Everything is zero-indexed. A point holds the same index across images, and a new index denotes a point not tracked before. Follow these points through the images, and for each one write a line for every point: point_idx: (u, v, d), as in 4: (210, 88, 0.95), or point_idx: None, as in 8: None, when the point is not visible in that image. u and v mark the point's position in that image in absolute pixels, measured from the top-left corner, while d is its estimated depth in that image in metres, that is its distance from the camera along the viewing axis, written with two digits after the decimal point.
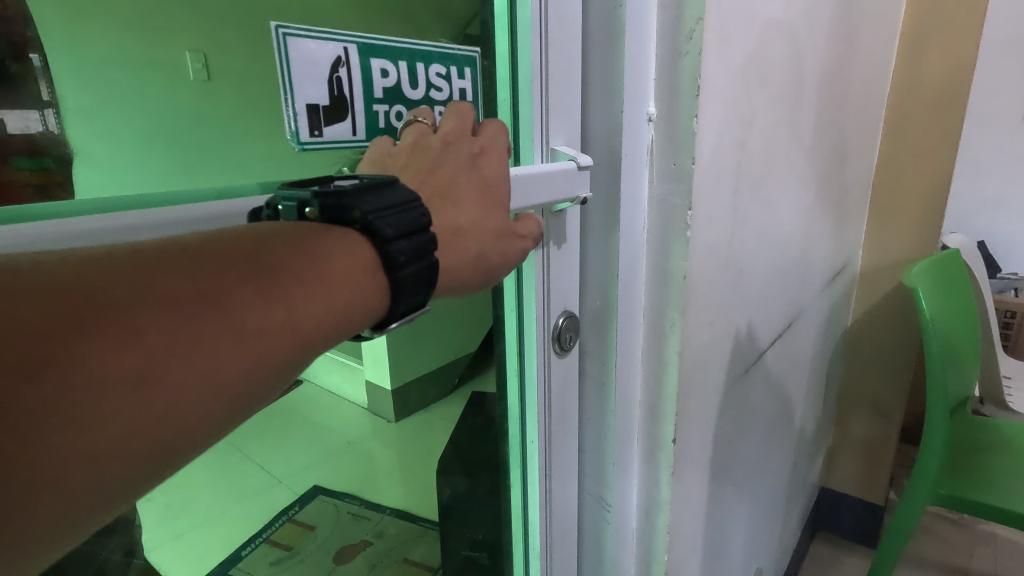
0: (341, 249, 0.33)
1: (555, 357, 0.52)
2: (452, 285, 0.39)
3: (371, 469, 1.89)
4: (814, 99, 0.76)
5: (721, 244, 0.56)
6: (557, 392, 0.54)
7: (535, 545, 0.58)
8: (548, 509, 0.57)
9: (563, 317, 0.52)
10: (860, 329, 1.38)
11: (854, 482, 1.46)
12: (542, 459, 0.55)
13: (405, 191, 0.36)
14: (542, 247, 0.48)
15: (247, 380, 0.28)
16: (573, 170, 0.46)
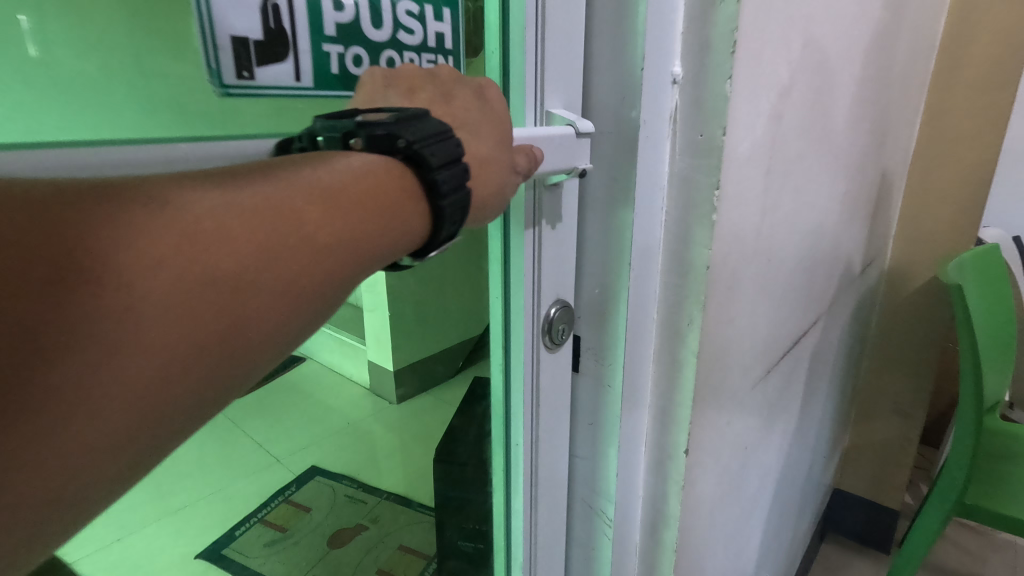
0: (384, 169, 0.29)
1: (547, 351, 0.46)
2: (476, 214, 0.34)
3: (370, 452, 1.86)
4: (855, 76, 0.68)
5: (749, 231, 0.49)
6: (548, 394, 0.48)
7: (517, 555, 0.53)
8: (532, 517, 0.51)
9: (556, 307, 0.46)
10: (884, 326, 1.30)
11: (869, 485, 1.39)
12: (528, 463, 0.49)
13: (437, 121, 0.32)
14: (532, 226, 0.42)
15: (313, 291, 0.26)
16: (570, 137, 0.40)
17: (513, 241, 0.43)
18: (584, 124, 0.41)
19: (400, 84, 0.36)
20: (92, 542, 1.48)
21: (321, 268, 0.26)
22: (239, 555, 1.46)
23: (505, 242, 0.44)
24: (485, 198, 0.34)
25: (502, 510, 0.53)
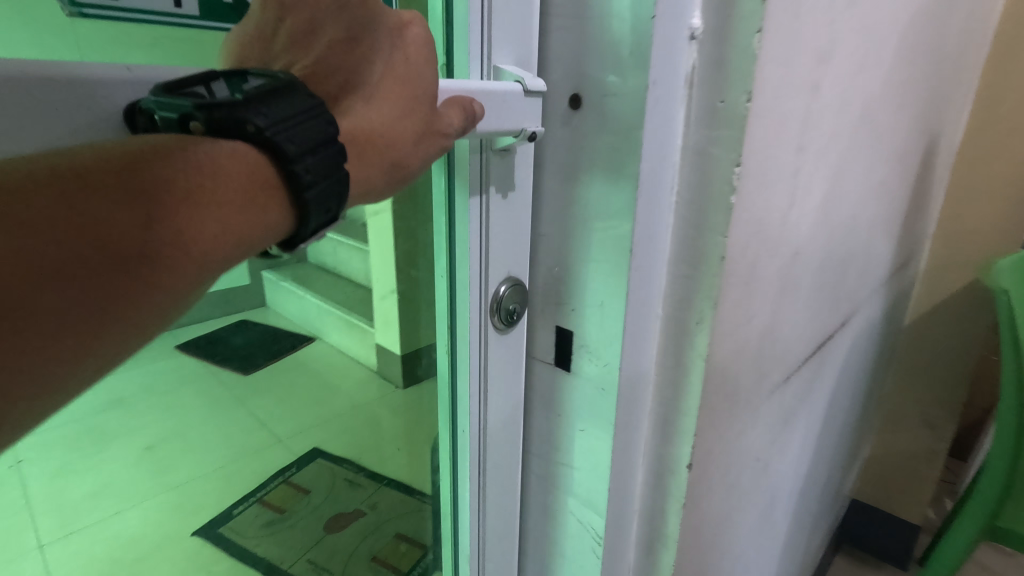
0: (226, 159, 0.26)
1: (496, 334, 0.43)
2: (368, 193, 0.32)
3: (373, 436, 1.84)
4: (901, 50, 0.60)
5: (773, 218, 0.43)
6: (495, 382, 0.44)
7: (466, 547, 0.50)
8: (479, 512, 0.48)
9: (505, 285, 0.42)
10: (915, 331, 1.22)
11: (891, 498, 1.31)
12: (474, 452, 0.46)
13: (308, 95, 0.28)
14: (479, 193, 0.39)
15: (141, 307, 0.24)
16: (517, 93, 0.36)
17: (458, 205, 0.40)
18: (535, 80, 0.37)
19: (295, 20, 0.32)
20: (94, 513, 1.51)
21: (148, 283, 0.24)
22: (235, 535, 1.45)
23: (452, 210, 0.41)
24: (373, 180, 0.31)
25: (449, 499, 0.51)
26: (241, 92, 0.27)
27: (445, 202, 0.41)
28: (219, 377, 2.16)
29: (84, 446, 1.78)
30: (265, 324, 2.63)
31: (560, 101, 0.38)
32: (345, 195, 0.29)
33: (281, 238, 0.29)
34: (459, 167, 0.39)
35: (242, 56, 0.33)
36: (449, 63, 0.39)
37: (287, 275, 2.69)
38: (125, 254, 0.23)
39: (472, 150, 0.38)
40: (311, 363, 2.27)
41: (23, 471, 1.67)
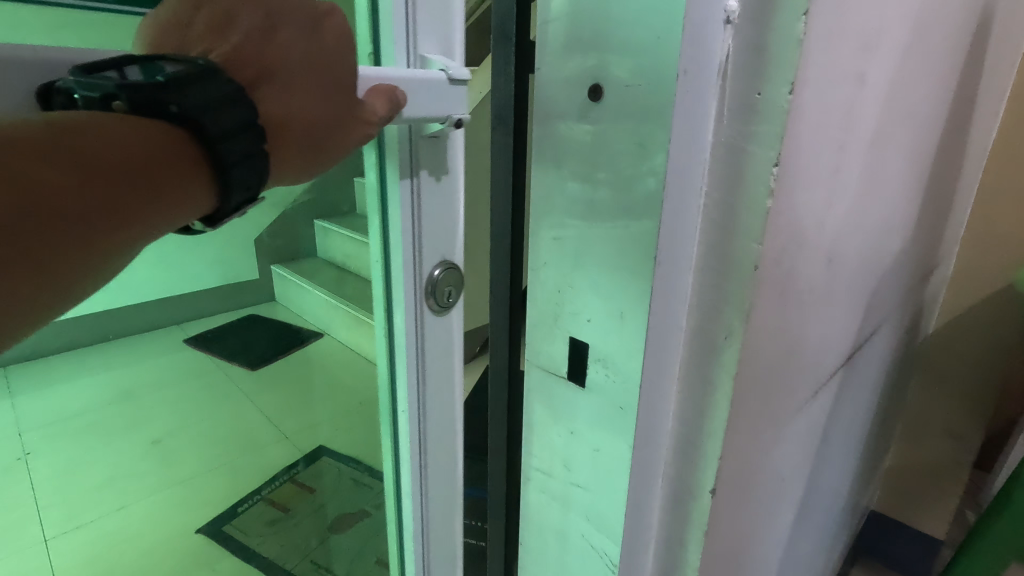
0: (157, 134, 0.26)
1: (432, 311, 0.52)
2: (284, 176, 0.34)
3: None
4: (938, 47, 0.57)
5: (809, 222, 0.39)
6: (430, 335, 0.53)
7: (408, 489, 0.57)
8: (421, 451, 0.56)
9: (437, 254, 0.52)
10: (939, 340, 1.17)
11: (911, 510, 1.28)
12: (413, 398, 0.54)
13: (227, 82, 0.29)
14: (410, 173, 0.48)
15: (80, 271, 0.24)
16: (443, 81, 0.44)
17: (391, 186, 0.48)
18: (459, 71, 0.45)
19: (214, 13, 0.32)
20: (98, 508, 1.51)
21: (89, 246, 0.24)
22: (238, 533, 1.44)
23: (385, 190, 0.49)
24: (293, 164, 0.33)
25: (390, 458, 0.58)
26: (164, 73, 0.27)
27: (376, 194, 0.50)
28: (227, 372, 2.16)
29: (92, 440, 1.78)
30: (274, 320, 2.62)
31: (582, 94, 0.36)
32: (268, 172, 0.31)
33: (204, 215, 0.29)
34: (390, 151, 0.47)
35: (161, 39, 0.32)
36: (377, 52, 0.45)
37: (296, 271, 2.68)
38: (66, 219, 0.23)
39: (406, 137, 0.46)
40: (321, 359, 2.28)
41: (31, 463, 1.67)
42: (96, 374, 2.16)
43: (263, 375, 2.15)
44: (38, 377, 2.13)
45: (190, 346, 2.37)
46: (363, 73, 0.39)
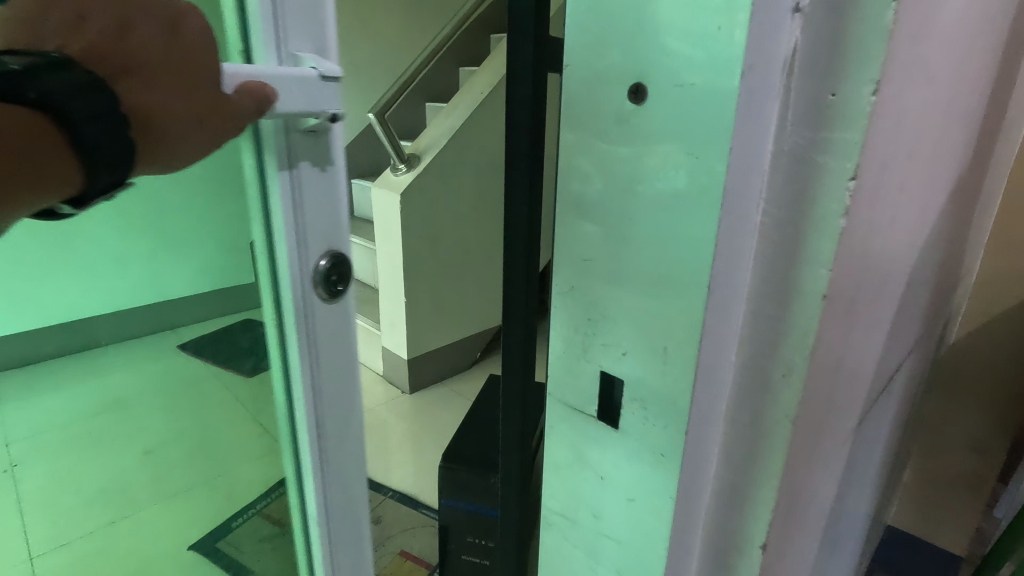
0: (12, 117, 0.29)
1: (321, 300, 0.56)
2: (153, 164, 0.37)
3: (378, 442, 1.80)
4: (987, 47, 0.52)
5: (876, 243, 0.36)
6: (321, 326, 0.57)
7: (308, 470, 0.61)
8: (319, 436, 0.60)
9: (323, 247, 0.55)
10: (962, 351, 1.13)
11: (930, 525, 1.24)
12: (308, 386, 0.58)
13: (84, 72, 0.32)
14: (288, 166, 0.51)
15: None
16: (314, 79, 0.48)
17: (271, 182, 0.51)
18: (328, 69, 0.49)
19: (61, 11, 0.34)
20: (88, 522, 1.46)
21: None
22: (232, 551, 1.38)
23: (265, 184, 0.52)
24: (162, 152, 0.36)
25: (288, 441, 0.62)
26: (15, 64, 0.30)
27: (256, 190, 0.53)
28: None
29: (84, 448, 1.74)
30: None
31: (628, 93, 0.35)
32: (133, 155, 0.34)
33: (70, 197, 0.33)
34: (267, 145, 0.50)
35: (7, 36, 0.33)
36: (247, 51, 0.47)
37: None
38: None
39: (283, 130, 0.50)
40: None
41: (18, 475, 1.61)
42: (89, 381, 2.11)
43: None
44: (29, 384, 2.08)
45: None
46: (234, 68, 0.41)
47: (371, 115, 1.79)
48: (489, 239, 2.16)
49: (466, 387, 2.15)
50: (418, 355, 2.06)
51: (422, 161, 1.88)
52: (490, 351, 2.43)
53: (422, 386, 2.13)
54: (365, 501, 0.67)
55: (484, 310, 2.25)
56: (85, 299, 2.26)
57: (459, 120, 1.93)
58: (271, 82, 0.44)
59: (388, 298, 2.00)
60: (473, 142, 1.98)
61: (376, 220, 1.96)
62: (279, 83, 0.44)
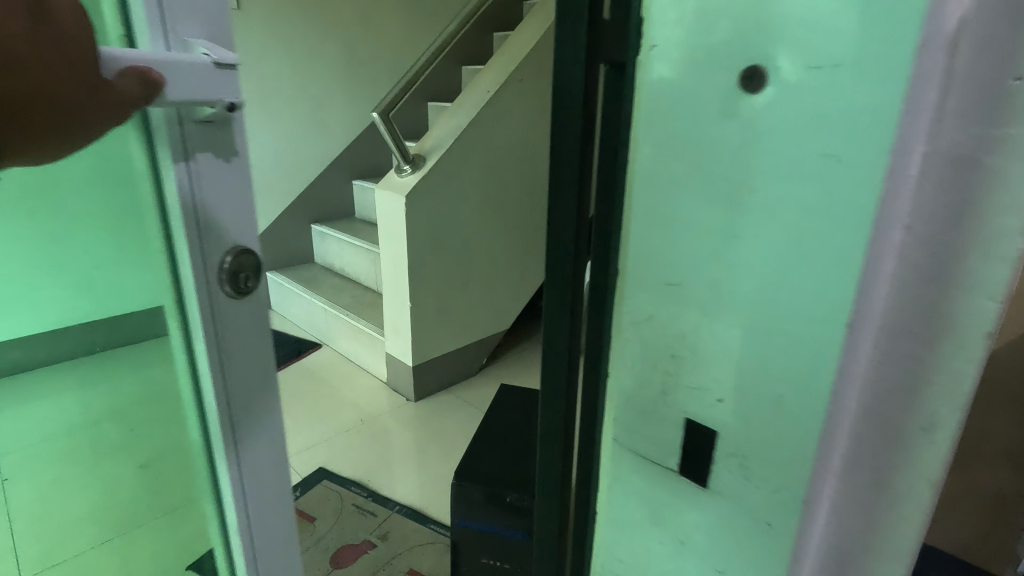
0: None
1: (227, 298, 0.60)
2: (19, 151, 0.39)
3: (382, 452, 1.75)
4: None
5: None
6: (228, 325, 0.61)
7: (220, 457, 0.66)
8: (229, 427, 0.64)
9: (229, 251, 0.59)
10: (1000, 363, 1.08)
11: (968, 544, 1.18)
12: (216, 381, 0.62)
13: None
14: (184, 163, 0.54)
15: None
16: (207, 66, 0.51)
17: (168, 184, 0.55)
18: (224, 57, 0.53)
19: None
20: (79, 541, 1.41)
21: None
22: None
23: (163, 185, 0.56)
24: (34, 141, 0.38)
25: (201, 431, 0.66)
26: None
27: (153, 193, 0.57)
28: None
29: (78, 461, 1.67)
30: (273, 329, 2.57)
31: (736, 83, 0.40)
32: None
33: None
34: (162, 146, 0.54)
35: None
36: (129, 36, 0.51)
37: (291, 279, 2.65)
38: None
39: (176, 121, 0.53)
40: (320, 372, 2.21)
41: (8, 489, 1.56)
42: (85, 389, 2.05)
43: None
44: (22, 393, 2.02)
45: None
46: (113, 51, 0.43)
47: (375, 114, 1.73)
48: (495, 242, 2.11)
49: (473, 395, 2.09)
50: (423, 362, 2.00)
51: (428, 162, 1.82)
52: (496, 357, 2.37)
53: (427, 394, 2.07)
54: (283, 479, 0.73)
55: (491, 315, 2.19)
56: None
57: (466, 119, 1.87)
58: (161, 66, 0.47)
59: (391, 303, 1.94)
60: (480, 142, 1.93)
61: (379, 223, 1.91)
62: (173, 70, 0.48)
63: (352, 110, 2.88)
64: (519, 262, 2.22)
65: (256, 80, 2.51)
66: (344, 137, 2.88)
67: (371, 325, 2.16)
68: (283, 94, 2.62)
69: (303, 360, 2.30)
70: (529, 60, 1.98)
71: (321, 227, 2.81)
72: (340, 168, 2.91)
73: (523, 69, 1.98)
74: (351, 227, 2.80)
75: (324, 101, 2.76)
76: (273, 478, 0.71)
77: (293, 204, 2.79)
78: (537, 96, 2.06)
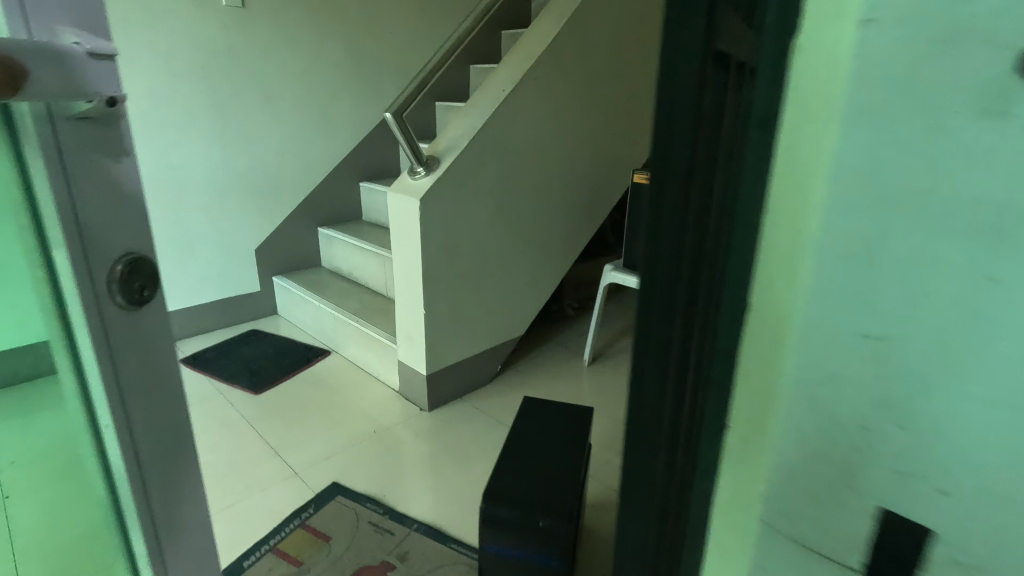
0: None
1: (121, 311, 0.56)
2: None
3: (397, 465, 1.69)
4: None
5: None
6: (124, 342, 0.56)
7: (127, 491, 0.60)
8: (134, 455, 0.59)
9: (122, 259, 0.55)
10: None
11: None
12: (116, 405, 0.57)
13: None
14: (62, 167, 0.50)
15: None
16: (78, 56, 0.48)
17: (38, 194, 0.51)
18: (102, 47, 0.50)
19: None
20: None
21: None
22: None
23: (32, 197, 0.52)
24: None
25: (96, 454, 0.60)
26: None
27: (22, 207, 0.52)
28: (229, 398, 2.01)
29: None
30: (280, 335, 2.50)
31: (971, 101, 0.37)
32: None
33: None
34: (27, 152, 0.49)
35: None
36: None
37: (297, 284, 2.59)
38: None
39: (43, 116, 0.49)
40: (329, 380, 2.15)
41: None
42: None
43: (267, 402, 2.00)
44: None
45: (188, 369, 2.21)
46: None
47: (389, 115, 1.67)
48: (511, 246, 2.05)
49: (488, 404, 2.03)
50: (437, 370, 1.94)
51: (443, 164, 1.75)
52: (509, 363, 2.30)
53: (441, 403, 2.01)
54: (201, 508, 0.68)
55: (505, 321, 2.13)
56: None
57: (481, 119, 1.81)
58: (26, 52, 0.43)
59: (405, 310, 1.88)
60: (496, 143, 1.86)
61: (392, 232, 1.84)
62: (38, 60, 0.44)
63: (358, 111, 2.82)
64: (533, 266, 2.16)
65: (262, 81, 2.45)
66: (350, 138, 2.82)
67: (382, 331, 2.09)
68: (290, 94, 2.55)
69: (311, 368, 2.24)
70: (544, 58, 1.92)
71: (328, 230, 2.74)
72: (346, 170, 2.85)
73: (538, 68, 1.92)
74: (358, 230, 2.74)
75: (331, 102, 2.70)
76: (185, 508, 0.66)
77: (299, 207, 2.72)
78: (552, 95, 2.00)
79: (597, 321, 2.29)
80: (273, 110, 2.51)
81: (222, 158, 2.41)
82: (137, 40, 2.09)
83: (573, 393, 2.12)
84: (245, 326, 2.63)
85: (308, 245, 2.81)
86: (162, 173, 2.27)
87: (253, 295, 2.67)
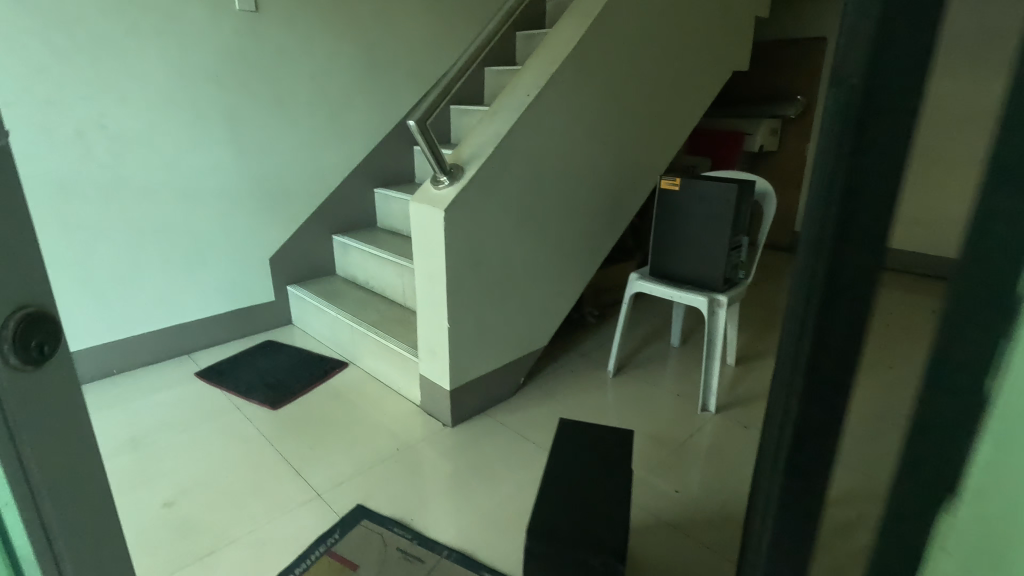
0: None
1: (15, 369, 0.52)
2: None
3: (423, 485, 1.63)
4: None
5: None
6: (15, 399, 0.53)
7: (26, 549, 0.58)
8: (37, 511, 0.57)
9: (13, 314, 0.52)
10: None
11: None
12: (10, 466, 0.54)
13: None
14: None
15: None
16: None
17: None
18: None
19: None
20: None
21: None
22: None
23: None
24: None
25: None
26: None
27: None
28: (246, 413, 1.96)
29: None
30: (295, 347, 2.45)
31: None
32: None
33: None
34: None
35: None
36: None
37: (312, 293, 2.53)
38: None
39: None
40: (348, 394, 2.09)
41: None
42: (101, 417, 1.94)
43: (286, 417, 1.94)
44: None
45: (203, 383, 2.16)
46: None
47: (412, 123, 1.61)
48: (536, 255, 1.99)
49: (513, 418, 1.96)
50: (460, 384, 1.88)
51: (467, 173, 1.69)
52: (532, 375, 2.24)
53: (465, 418, 1.94)
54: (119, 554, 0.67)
55: (528, 332, 2.06)
56: (78, 333, 2.09)
57: (506, 125, 1.74)
58: None
59: (428, 323, 1.82)
60: (521, 150, 1.80)
61: (412, 237, 1.79)
62: None
63: (372, 116, 2.75)
64: (557, 275, 2.10)
65: (275, 86, 2.39)
66: (364, 144, 2.76)
67: (403, 344, 2.03)
68: (302, 99, 2.49)
69: (329, 381, 2.18)
70: (569, 60, 1.85)
71: (343, 238, 2.69)
72: (361, 177, 2.79)
73: (563, 71, 1.85)
74: (374, 238, 2.68)
75: (345, 106, 2.64)
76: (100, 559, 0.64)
77: (313, 215, 2.67)
78: (577, 98, 1.93)
79: (622, 331, 2.22)
80: (286, 116, 2.45)
81: (235, 167, 2.36)
82: (149, 46, 2.04)
83: (600, 406, 2.05)
84: (260, 336, 2.58)
85: (322, 253, 2.76)
86: (175, 182, 2.22)
87: (267, 304, 2.62)
